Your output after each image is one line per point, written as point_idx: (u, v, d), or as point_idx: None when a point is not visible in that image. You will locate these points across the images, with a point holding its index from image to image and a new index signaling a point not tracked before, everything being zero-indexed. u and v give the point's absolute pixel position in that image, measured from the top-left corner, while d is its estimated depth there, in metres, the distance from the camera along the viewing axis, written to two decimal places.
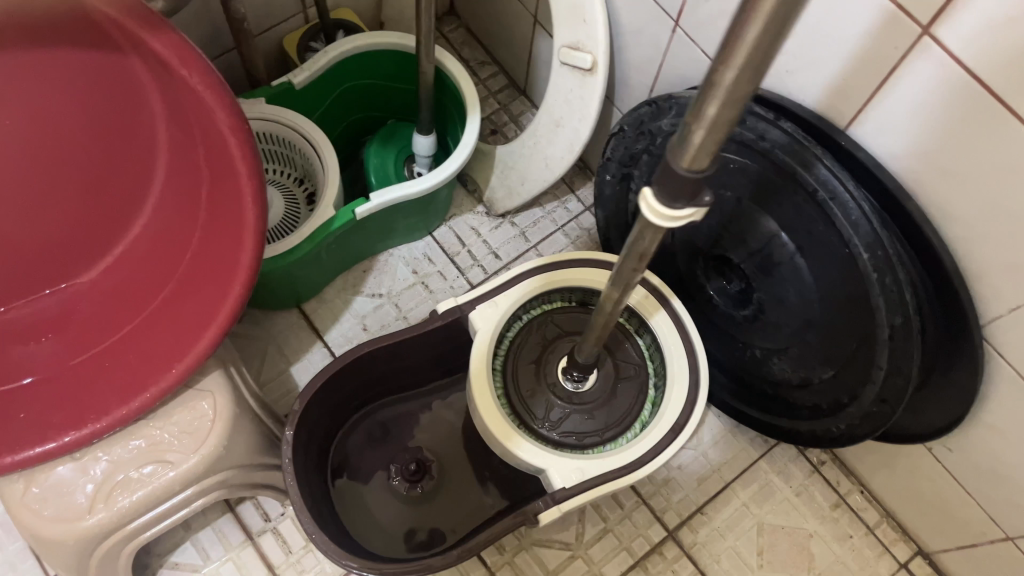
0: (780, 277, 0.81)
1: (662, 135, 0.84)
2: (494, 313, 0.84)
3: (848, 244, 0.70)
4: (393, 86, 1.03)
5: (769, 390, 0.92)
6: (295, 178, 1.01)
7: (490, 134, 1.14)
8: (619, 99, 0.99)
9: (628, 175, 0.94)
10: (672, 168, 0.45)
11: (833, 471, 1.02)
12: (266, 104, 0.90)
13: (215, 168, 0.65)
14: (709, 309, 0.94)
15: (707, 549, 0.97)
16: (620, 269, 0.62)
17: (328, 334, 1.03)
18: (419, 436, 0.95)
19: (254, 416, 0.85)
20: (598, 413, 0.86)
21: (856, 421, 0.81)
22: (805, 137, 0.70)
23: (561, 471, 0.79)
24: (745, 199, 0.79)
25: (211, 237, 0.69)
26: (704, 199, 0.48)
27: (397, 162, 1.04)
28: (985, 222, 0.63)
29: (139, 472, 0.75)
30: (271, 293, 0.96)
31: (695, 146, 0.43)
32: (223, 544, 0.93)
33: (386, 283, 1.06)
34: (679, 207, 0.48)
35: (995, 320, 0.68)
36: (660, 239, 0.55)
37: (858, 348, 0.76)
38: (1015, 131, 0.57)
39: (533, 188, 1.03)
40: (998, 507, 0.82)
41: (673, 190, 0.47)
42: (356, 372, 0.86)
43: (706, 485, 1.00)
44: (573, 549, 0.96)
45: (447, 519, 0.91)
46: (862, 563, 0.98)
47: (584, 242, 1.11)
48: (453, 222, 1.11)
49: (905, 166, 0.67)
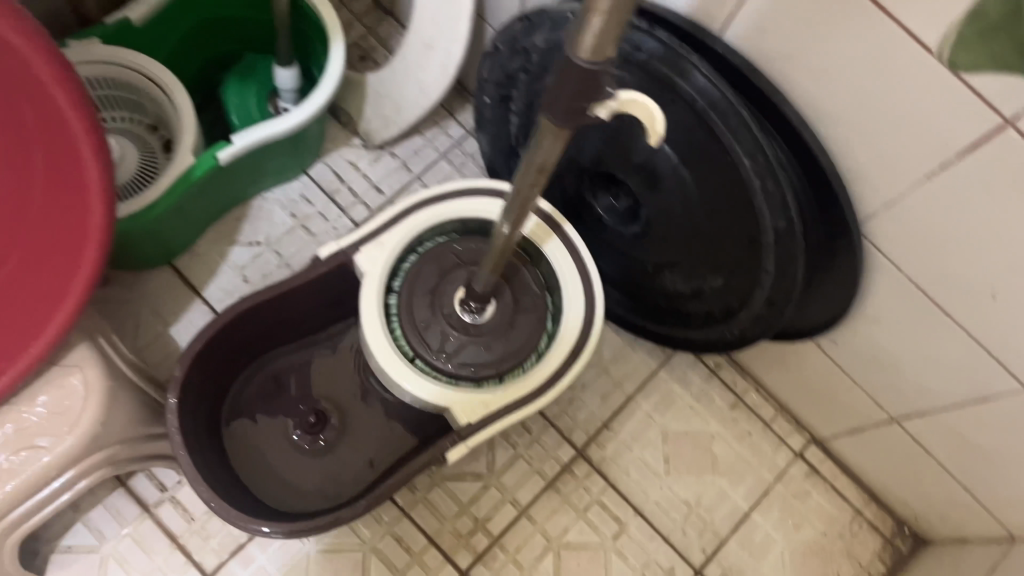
0: (664, 190, 0.80)
1: (536, 53, 0.81)
2: (380, 253, 0.81)
3: (730, 152, 0.69)
4: (245, 18, 0.94)
5: (663, 301, 0.92)
6: (147, 125, 0.91)
7: (359, 61, 1.08)
8: (491, 16, 0.94)
9: (507, 96, 0.90)
10: (573, 62, 0.44)
11: (729, 373, 1.05)
12: (103, 45, 0.82)
13: (39, 122, 0.64)
14: (599, 227, 0.93)
15: (616, 462, 0.99)
16: (516, 192, 0.59)
17: (206, 290, 0.97)
18: (315, 386, 0.90)
19: (132, 387, 0.80)
20: (497, 344, 0.83)
21: (747, 325, 0.82)
22: (679, 45, 0.68)
23: (465, 407, 0.78)
24: (626, 114, 0.77)
25: (41, 200, 0.65)
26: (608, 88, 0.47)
27: (260, 100, 0.97)
28: (856, 119, 0.64)
29: (9, 461, 0.69)
30: (135, 251, 0.89)
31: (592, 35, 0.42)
32: (118, 521, 0.88)
33: (263, 229, 1.00)
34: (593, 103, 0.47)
35: (871, 217, 0.69)
36: (554, 154, 0.54)
37: (745, 255, 0.76)
38: (879, 23, 0.57)
39: (410, 116, 0.99)
40: (882, 392, 0.86)
41: (580, 88, 0.46)
42: (239, 328, 0.81)
43: (610, 400, 1.01)
44: (485, 479, 0.96)
45: (354, 465, 0.88)
46: (762, 457, 1.02)
47: (469, 168, 1.08)
48: (328, 158, 1.05)
49: (780, 67, 0.66)
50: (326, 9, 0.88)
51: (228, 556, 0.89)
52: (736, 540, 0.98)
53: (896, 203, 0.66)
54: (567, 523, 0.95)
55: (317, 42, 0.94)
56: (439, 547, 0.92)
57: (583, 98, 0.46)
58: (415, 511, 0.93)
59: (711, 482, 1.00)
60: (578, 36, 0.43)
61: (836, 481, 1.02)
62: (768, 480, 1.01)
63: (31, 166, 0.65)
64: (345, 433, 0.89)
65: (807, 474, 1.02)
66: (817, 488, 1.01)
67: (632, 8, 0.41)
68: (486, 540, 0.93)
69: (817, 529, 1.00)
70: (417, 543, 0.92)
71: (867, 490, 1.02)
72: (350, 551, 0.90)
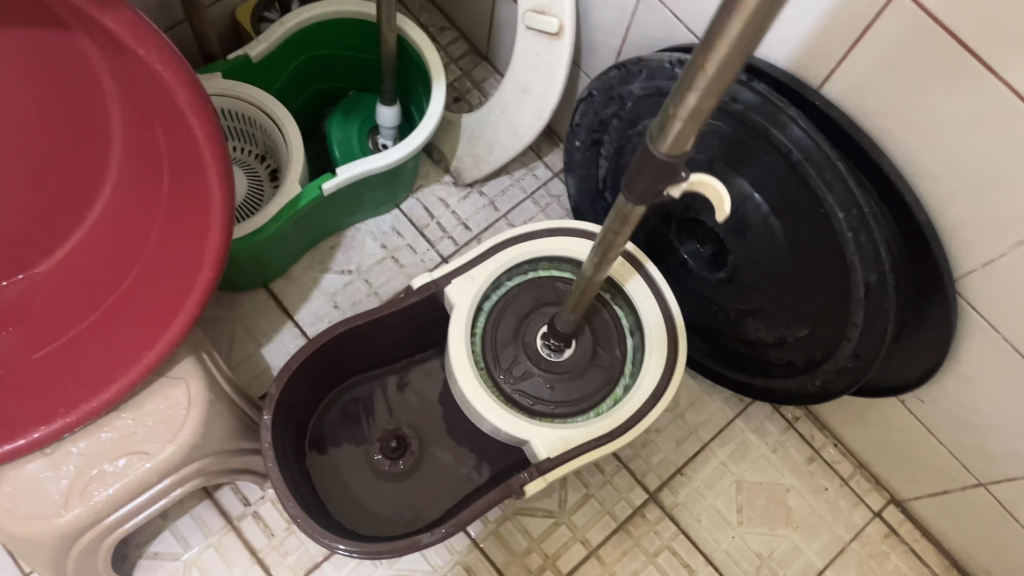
0: (753, 238, 0.81)
1: (632, 100, 0.84)
2: (471, 286, 0.83)
3: (823, 204, 0.70)
4: (352, 57, 0.99)
5: (744, 349, 0.92)
6: (256, 154, 0.97)
7: (453, 102, 1.13)
8: (586, 63, 0.97)
9: (598, 141, 0.93)
10: (653, 153, 0.47)
11: (807, 426, 1.04)
12: (226, 79, 0.88)
13: (176, 149, 0.68)
14: (683, 272, 0.94)
15: (688, 509, 0.98)
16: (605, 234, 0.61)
17: (298, 313, 1.01)
18: (397, 412, 0.93)
19: (228, 401, 0.83)
20: (574, 383, 0.85)
21: (831, 377, 0.82)
22: (778, 98, 0.69)
23: (545, 441, 0.78)
24: (718, 162, 0.78)
25: (174, 219, 0.71)
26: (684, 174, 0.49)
27: (361, 136, 1.01)
28: (956, 175, 0.64)
29: (115, 465, 0.74)
30: (237, 272, 0.93)
31: (673, 133, 0.45)
32: (202, 531, 0.92)
33: (355, 258, 1.04)
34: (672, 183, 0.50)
35: (967, 274, 0.69)
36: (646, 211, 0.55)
37: (833, 306, 0.76)
38: (985, 82, 0.58)
39: (502, 157, 1.02)
40: (970, 454, 0.84)
41: (660, 174, 0.48)
42: (332, 352, 0.84)
43: (685, 446, 1.01)
44: (556, 516, 0.96)
45: (431, 492, 0.90)
46: (838, 514, 1.00)
47: (554, 209, 1.11)
48: (420, 193, 1.09)
49: (880, 122, 0.67)
50: (431, 51, 0.92)
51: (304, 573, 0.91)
52: None
53: (995, 261, 0.66)
54: (636, 567, 0.95)
55: (419, 83, 0.99)
56: None
57: (657, 182, 0.49)
58: (486, 543, 0.94)
59: (785, 535, 0.98)
60: (661, 133, 0.46)
61: (916, 544, 1.00)
62: (844, 538, 0.99)
63: (169, 187, 0.71)
64: (423, 461, 0.91)
65: (885, 535, 1.00)
66: (895, 550, 0.99)
67: (710, 115, 0.44)
68: None
69: None
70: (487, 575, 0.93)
71: (949, 556, 0.99)
72: None
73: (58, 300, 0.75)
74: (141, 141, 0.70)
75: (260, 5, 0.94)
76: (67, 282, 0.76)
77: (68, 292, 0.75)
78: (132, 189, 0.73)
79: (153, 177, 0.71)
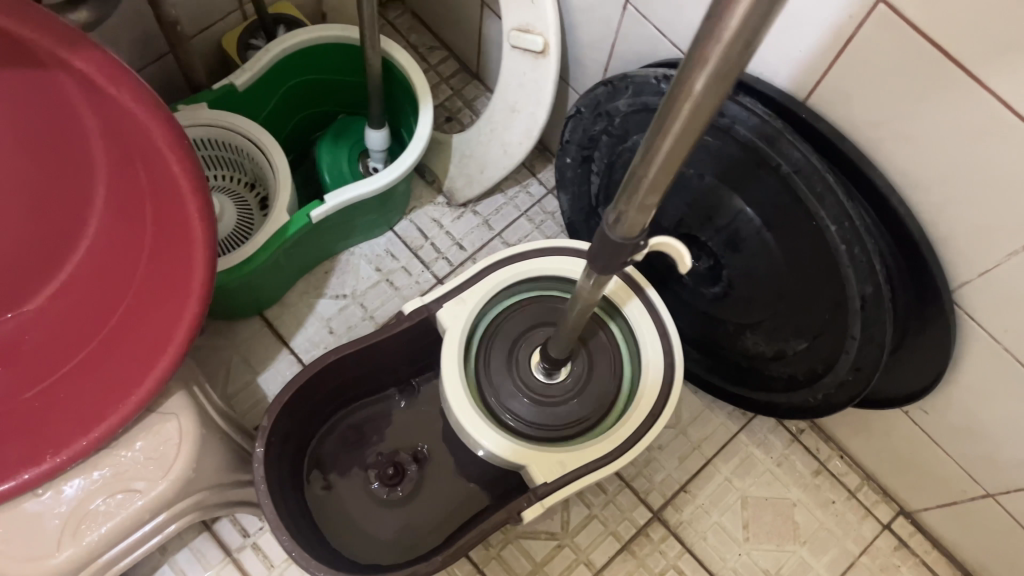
0: (747, 252, 0.79)
1: (619, 116, 0.83)
2: (462, 309, 0.82)
3: (814, 217, 0.69)
4: (339, 81, 0.99)
5: (744, 363, 0.91)
6: (245, 182, 0.96)
7: (444, 122, 1.12)
8: (574, 79, 0.96)
9: (589, 157, 0.92)
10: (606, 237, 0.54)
11: (811, 438, 1.02)
12: (209, 109, 0.87)
13: (158, 185, 0.67)
14: (679, 287, 0.93)
15: (693, 527, 0.97)
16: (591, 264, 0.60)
17: (293, 340, 1.00)
18: (395, 438, 0.92)
19: (221, 433, 0.83)
20: (571, 405, 0.84)
21: (833, 391, 0.80)
22: (766, 111, 0.68)
23: (542, 466, 0.77)
24: (708, 176, 0.77)
25: (159, 254, 0.70)
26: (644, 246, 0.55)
27: (351, 159, 1.00)
28: (948, 186, 0.63)
29: (109, 502, 0.73)
30: (230, 302, 0.93)
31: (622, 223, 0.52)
32: (202, 564, 0.91)
33: (349, 283, 1.04)
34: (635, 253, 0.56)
35: (964, 285, 0.68)
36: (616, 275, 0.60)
37: (831, 319, 0.75)
38: (972, 91, 0.57)
39: (494, 176, 1.01)
40: (976, 465, 0.83)
41: (613, 253, 0.55)
42: (325, 380, 0.84)
43: (688, 462, 1.00)
44: (559, 538, 0.95)
45: (432, 519, 0.89)
46: (846, 527, 0.98)
47: (549, 226, 1.10)
48: (413, 215, 1.08)
49: (869, 133, 0.65)
50: (417, 74, 0.92)
51: None
52: None
53: (991, 271, 0.65)
54: None
55: (407, 104, 0.98)
56: None
57: (613, 261, 0.56)
58: (488, 567, 0.93)
59: (793, 551, 0.96)
60: (613, 223, 0.53)
61: (927, 556, 0.98)
62: (854, 552, 0.97)
63: (153, 222, 0.70)
64: (422, 487, 0.90)
65: (895, 547, 0.98)
66: (906, 563, 0.97)
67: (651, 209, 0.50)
68: None
69: None
70: None
71: (961, 567, 0.97)
72: None
73: (47, 337, 0.74)
74: (123, 177, 0.70)
75: (245, 33, 0.94)
76: (56, 319, 0.75)
77: (57, 329, 0.74)
78: (117, 225, 0.72)
79: (137, 213, 0.70)
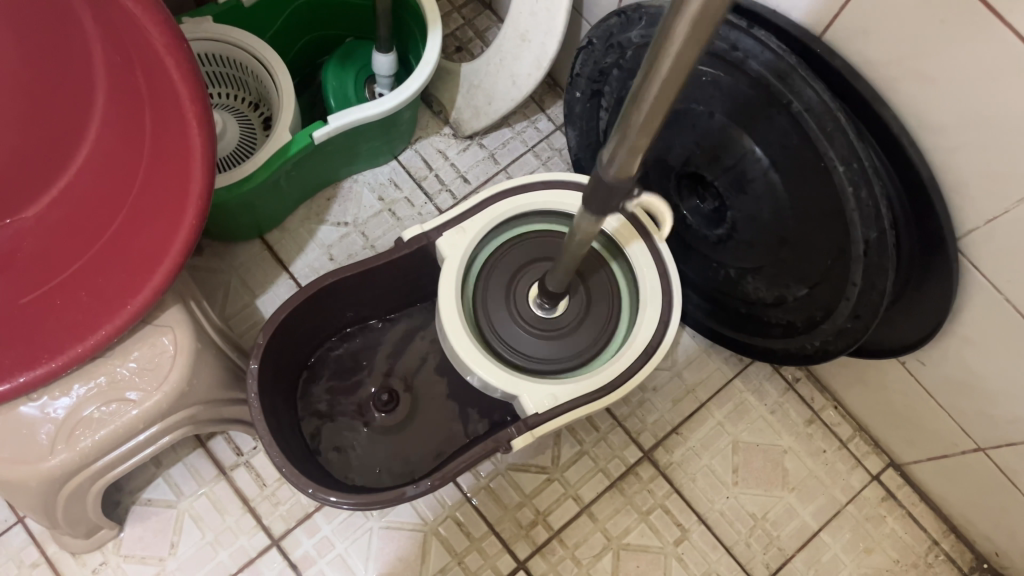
0: (753, 193, 0.78)
1: (631, 48, 0.80)
2: (462, 239, 0.81)
3: (823, 157, 0.67)
4: (348, 2, 0.97)
5: (743, 308, 0.91)
6: (249, 102, 0.96)
7: (454, 51, 1.10)
8: (589, 10, 0.95)
9: (599, 92, 0.90)
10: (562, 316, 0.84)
11: (807, 388, 1.02)
12: (214, 23, 0.85)
13: (158, 92, 0.66)
14: (683, 228, 0.92)
15: (682, 468, 0.97)
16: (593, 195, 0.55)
17: (293, 265, 1.00)
18: (390, 366, 0.92)
19: (217, 349, 0.83)
20: (566, 339, 0.84)
21: (830, 338, 0.79)
22: (778, 46, 0.66)
23: (533, 397, 0.77)
24: (718, 113, 0.75)
25: (157, 165, 0.69)
26: (554, 307, 0.83)
27: (358, 85, 0.99)
28: (963, 129, 0.61)
29: (101, 410, 0.73)
30: (229, 221, 0.92)
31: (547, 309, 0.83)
32: (195, 479, 0.92)
33: (351, 211, 1.03)
34: (555, 310, 0.84)
35: (971, 232, 0.67)
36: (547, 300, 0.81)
37: (833, 265, 0.73)
38: (994, 30, 0.55)
39: (501, 108, 1.00)
40: (969, 419, 0.82)
41: (566, 319, 0.84)
42: (321, 301, 0.83)
43: (681, 405, 1.00)
44: (549, 472, 0.96)
45: (422, 444, 0.89)
46: (835, 477, 0.99)
47: (555, 162, 1.08)
48: (418, 144, 1.07)
49: (884, 72, 0.64)
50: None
51: (296, 523, 0.91)
52: (802, 559, 0.95)
53: (1000, 218, 0.64)
54: (628, 524, 0.94)
55: (416, 30, 0.96)
56: (498, 536, 0.93)
57: (579, 320, 0.85)
58: (478, 497, 0.94)
59: (781, 496, 0.97)
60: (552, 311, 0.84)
61: (914, 508, 0.98)
62: (840, 501, 0.98)
63: (153, 132, 0.69)
64: (414, 414, 0.90)
65: (882, 498, 0.98)
66: (892, 515, 0.98)
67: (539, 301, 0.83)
68: (546, 533, 0.93)
69: (890, 556, 0.96)
70: (477, 529, 0.93)
71: (947, 520, 0.98)
72: (411, 530, 0.92)
73: (44, 245, 0.75)
74: (124, 85, 0.68)
75: None
76: (53, 228, 0.75)
77: (54, 236, 0.75)
78: (117, 133, 0.72)
79: (137, 123, 0.70)
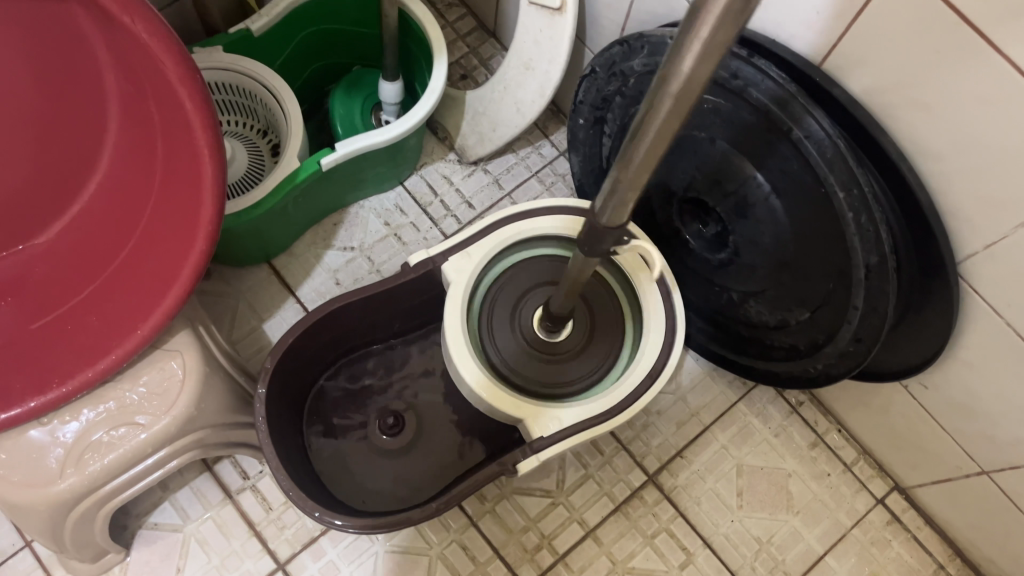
0: (754, 218, 0.79)
1: (633, 76, 0.82)
2: (467, 264, 0.82)
3: (823, 183, 0.68)
4: (356, 32, 0.99)
5: (746, 332, 0.91)
6: (258, 130, 0.98)
7: (459, 79, 1.12)
8: (591, 39, 0.96)
9: (601, 119, 0.92)
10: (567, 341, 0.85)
11: (811, 411, 1.03)
12: (225, 52, 0.87)
13: (171, 121, 0.67)
14: (685, 253, 0.93)
15: (687, 492, 0.98)
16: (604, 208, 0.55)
17: (300, 289, 1.01)
18: (395, 390, 0.93)
19: (224, 373, 0.84)
20: (571, 363, 0.85)
21: (833, 361, 0.80)
22: (777, 74, 0.67)
23: (538, 420, 0.78)
24: (719, 140, 0.77)
25: (168, 192, 0.71)
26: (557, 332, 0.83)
27: (364, 112, 1.01)
28: (959, 156, 0.63)
29: (110, 434, 0.74)
30: (237, 246, 0.93)
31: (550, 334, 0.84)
32: (202, 503, 0.93)
33: (358, 235, 1.04)
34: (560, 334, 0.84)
35: (970, 257, 0.68)
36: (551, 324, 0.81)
37: (835, 289, 0.74)
38: (988, 59, 0.56)
39: (506, 133, 1.01)
40: (972, 442, 0.83)
41: (570, 343, 0.85)
42: (329, 325, 0.84)
43: (685, 428, 1.00)
44: (554, 496, 0.96)
45: (427, 467, 0.90)
46: (839, 500, 0.99)
47: (559, 187, 1.10)
48: (424, 170, 1.09)
49: (881, 100, 0.65)
50: (433, 26, 0.92)
51: (301, 547, 0.91)
52: None
53: (999, 243, 0.65)
54: (633, 548, 0.94)
55: (422, 58, 0.98)
56: (503, 560, 0.93)
57: (585, 343, 0.85)
58: (483, 521, 0.94)
59: (785, 520, 0.97)
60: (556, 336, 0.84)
61: (919, 532, 0.98)
62: (845, 524, 0.98)
63: (164, 160, 0.70)
64: (420, 437, 0.91)
65: (887, 522, 0.99)
66: (897, 538, 0.98)
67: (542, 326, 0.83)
68: (551, 557, 0.93)
69: None
70: (482, 553, 0.93)
71: (952, 544, 0.98)
72: (416, 553, 0.92)
73: (56, 269, 0.76)
74: (137, 114, 0.69)
75: None
76: (65, 253, 0.76)
77: (66, 261, 0.76)
78: (129, 160, 0.73)
79: (148, 150, 0.71)
